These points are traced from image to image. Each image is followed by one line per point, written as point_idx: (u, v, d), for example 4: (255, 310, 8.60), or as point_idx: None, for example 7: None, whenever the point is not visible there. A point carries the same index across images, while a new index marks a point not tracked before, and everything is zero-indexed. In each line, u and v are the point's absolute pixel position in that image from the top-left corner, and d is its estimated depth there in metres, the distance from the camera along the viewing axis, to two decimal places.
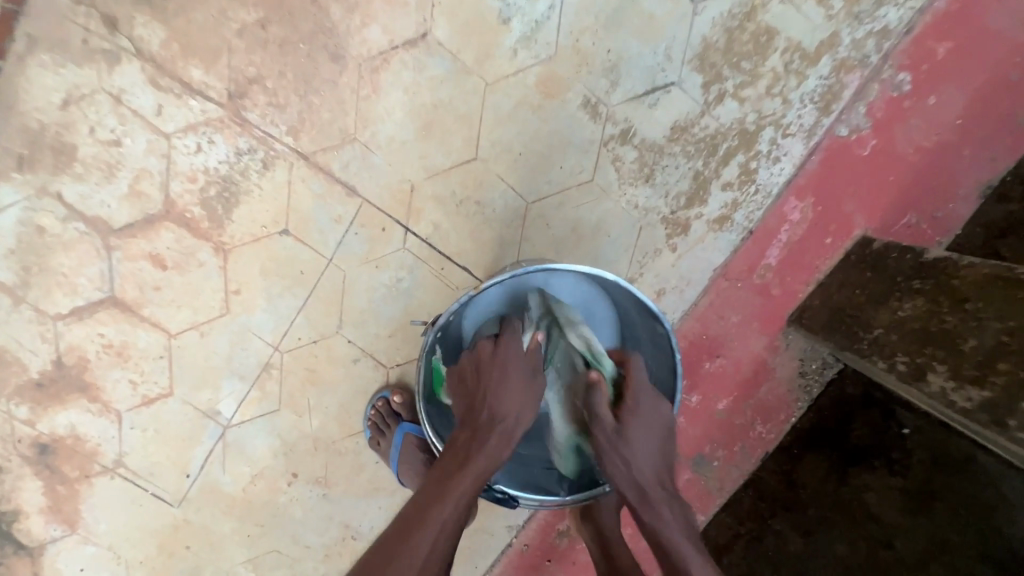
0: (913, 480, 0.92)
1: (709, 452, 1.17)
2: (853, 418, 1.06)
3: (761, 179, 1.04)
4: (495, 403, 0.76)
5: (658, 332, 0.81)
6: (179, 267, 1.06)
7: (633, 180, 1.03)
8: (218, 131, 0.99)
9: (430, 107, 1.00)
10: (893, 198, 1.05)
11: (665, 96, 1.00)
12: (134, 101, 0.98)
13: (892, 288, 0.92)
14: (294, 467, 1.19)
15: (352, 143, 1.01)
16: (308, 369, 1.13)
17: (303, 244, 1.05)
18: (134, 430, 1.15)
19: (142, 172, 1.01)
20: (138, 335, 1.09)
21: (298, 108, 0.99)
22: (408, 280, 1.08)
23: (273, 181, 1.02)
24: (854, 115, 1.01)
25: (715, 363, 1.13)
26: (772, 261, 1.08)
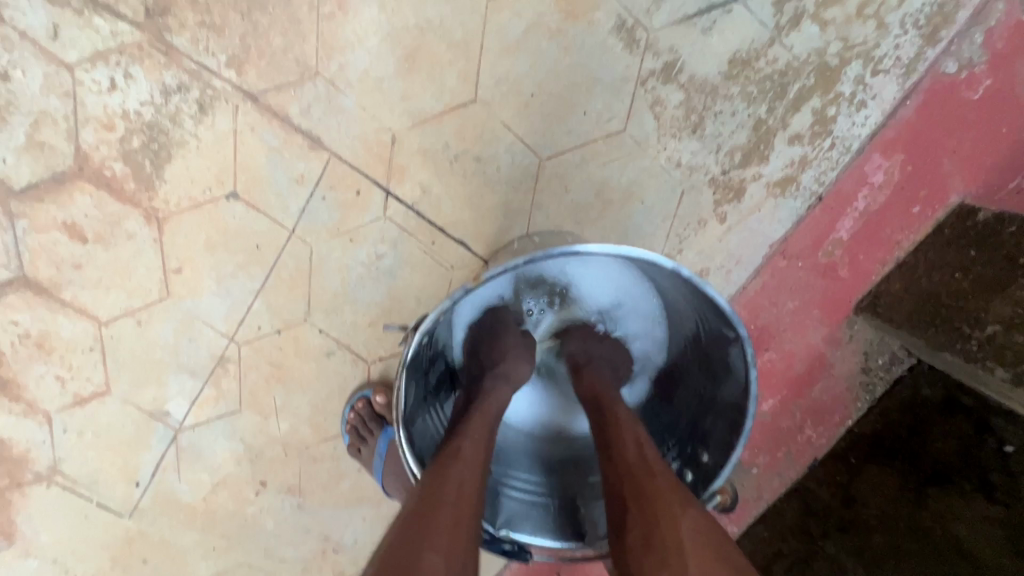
0: (1020, 511, 0.72)
1: (748, 458, 1.00)
2: (928, 428, 0.87)
3: (839, 130, 0.81)
4: (506, 369, 0.67)
5: (723, 339, 0.59)
6: (103, 239, 0.84)
7: (676, 131, 0.81)
8: (136, 62, 0.76)
9: (415, 31, 0.76)
10: (1003, 156, 0.82)
11: (724, 18, 0.76)
12: (22, 20, 0.73)
13: (1010, 271, 0.73)
14: (262, 474, 1.01)
15: (314, 79, 0.78)
16: (271, 363, 0.93)
17: (257, 211, 0.83)
18: (68, 433, 0.96)
19: (44, 116, 0.78)
20: (59, 323, 0.89)
21: (241, 30, 0.75)
22: (390, 256, 0.87)
23: (214, 129, 0.79)
24: (966, 46, 0.78)
25: (763, 358, 0.93)
26: (844, 234, 0.86)
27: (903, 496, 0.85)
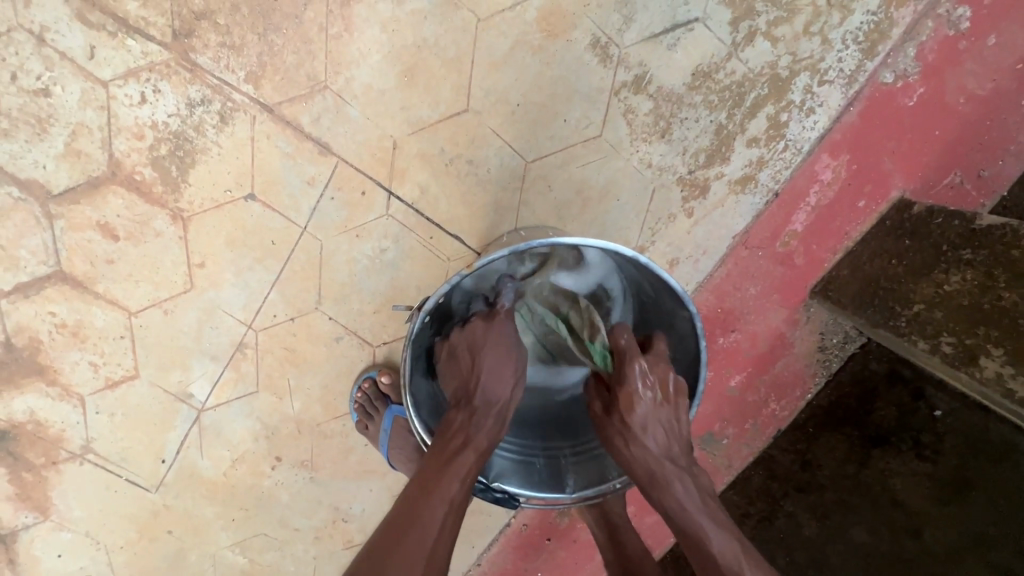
0: (943, 467, 0.88)
1: (718, 430, 1.08)
2: (874, 398, 0.98)
3: (792, 134, 0.92)
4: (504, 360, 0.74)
5: (680, 317, 0.69)
6: (133, 237, 0.94)
7: (647, 135, 0.91)
8: (164, 78, 0.85)
9: (413, 49, 0.86)
10: (936, 156, 0.93)
11: (687, 36, 0.86)
12: (61, 42, 0.82)
13: (935, 258, 0.84)
14: (278, 450, 1.11)
15: (323, 92, 0.87)
16: (286, 348, 1.03)
17: (273, 210, 0.93)
18: (100, 414, 1.06)
19: (80, 127, 0.87)
20: (93, 313, 0.98)
21: (258, 50, 0.84)
22: (393, 250, 0.96)
23: (233, 137, 0.88)
24: (900, 59, 0.89)
25: (729, 338, 1.04)
26: (798, 226, 0.97)
27: (851, 456, 0.97)
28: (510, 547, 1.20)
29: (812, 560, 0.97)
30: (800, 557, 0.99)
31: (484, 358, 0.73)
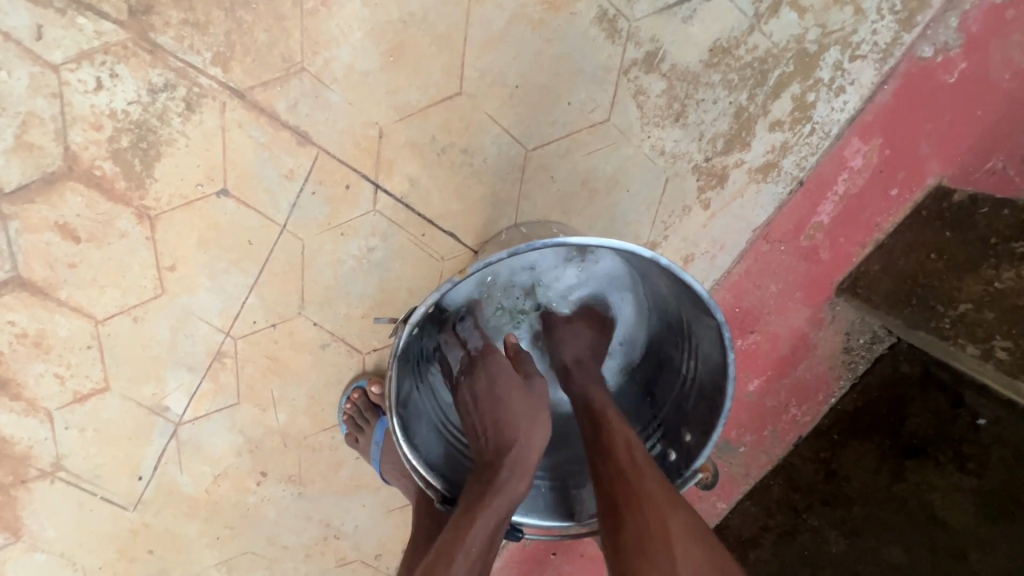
0: (990, 481, 0.77)
1: (735, 437, 1.02)
2: (907, 403, 0.90)
3: (819, 116, 0.83)
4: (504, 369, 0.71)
5: (703, 324, 0.61)
6: (96, 238, 0.85)
7: (659, 119, 0.82)
8: (122, 61, 0.76)
9: (399, 25, 0.77)
10: (978, 139, 0.84)
11: (704, 7, 0.77)
12: (5, 21, 0.74)
13: (983, 252, 0.76)
14: (263, 465, 1.04)
15: (300, 74, 0.78)
16: (268, 356, 0.95)
17: (248, 207, 0.84)
18: (69, 430, 0.98)
19: (31, 117, 0.78)
20: (56, 322, 0.90)
21: (225, 28, 0.76)
22: (382, 249, 0.88)
23: (201, 126, 0.80)
24: (941, 30, 0.80)
25: (747, 340, 0.96)
26: (824, 217, 0.89)
27: (882, 468, 0.89)
28: (513, 563, 1.13)
29: None
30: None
31: (501, 362, 0.68)
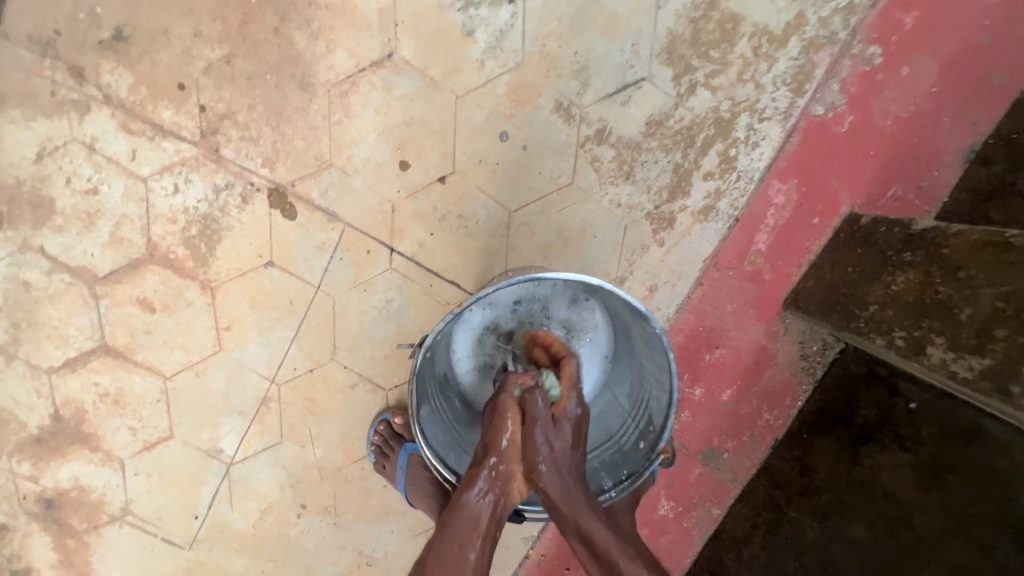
0: (925, 455, 0.91)
1: (718, 444, 1.17)
2: (858, 399, 1.05)
3: (741, 165, 1.03)
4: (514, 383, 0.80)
5: (650, 333, 0.77)
6: (168, 308, 1.05)
7: (614, 179, 1.03)
8: (194, 170, 0.99)
9: (403, 126, 1.00)
10: (877, 174, 1.04)
11: (636, 92, 0.99)
12: (108, 148, 0.98)
13: (884, 263, 0.91)
14: (303, 498, 1.18)
15: (329, 168, 1.01)
16: (306, 399, 1.12)
17: (290, 274, 1.05)
18: (138, 476, 1.15)
19: (123, 218, 1.01)
20: (133, 381, 1.09)
21: (272, 140, 0.99)
22: (398, 300, 1.07)
23: (253, 213, 1.02)
24: (828, 93, 1.01)
25: (715, 355, 1.12)
26: (761, 246, 1.07)
27: (844, 458, 1.01)
28: None
29: (821, 562, 0.98)
30: (808, 561, 1.00)
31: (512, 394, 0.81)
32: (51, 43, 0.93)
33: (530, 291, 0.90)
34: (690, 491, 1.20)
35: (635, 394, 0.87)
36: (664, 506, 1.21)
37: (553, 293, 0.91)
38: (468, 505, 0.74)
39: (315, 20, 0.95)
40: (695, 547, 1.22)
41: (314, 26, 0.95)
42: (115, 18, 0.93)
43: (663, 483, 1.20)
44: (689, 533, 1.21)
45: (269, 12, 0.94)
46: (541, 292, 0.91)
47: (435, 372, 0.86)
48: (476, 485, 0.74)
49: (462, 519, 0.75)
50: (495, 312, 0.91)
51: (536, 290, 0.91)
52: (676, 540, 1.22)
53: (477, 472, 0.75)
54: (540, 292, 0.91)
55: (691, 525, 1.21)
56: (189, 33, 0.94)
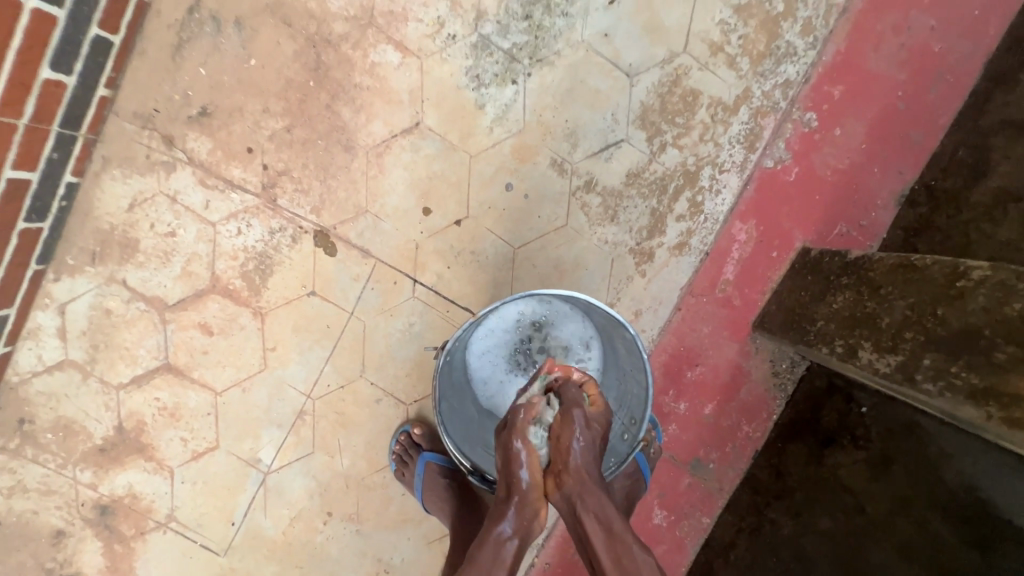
0: (874, 449, 1.08)
1: (704, 455, 1.29)
2: (822, 408, 1.19)
3: (708, 209, 1.23)
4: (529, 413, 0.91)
5: (629, 340, 0.95)
6: (224, 332, 1.24)
7: (601, 221, 1.23)
8: (255, 216, 1.21)
9: (427, 180, 1.21)
10: (824, 215, 1.23)
11: (617, 151, 1.21)
12: (186, 199, 1.20)
13: (827, 286, 1.08)
14: (329, 506, 1.31)
15: (365, 214, 1.22)
16: (337, 412, 1.27)
17: (328, 302, 1.24)
18: (184, 484, 1.29)
19: (193, 256, 1.21)
20: (188, 396, 1.26)
21: (319, 192, 1.21)
22: (419, 323, 1.25)
23: (301, 251, 1.22)
24: (775, 150, 1.22)
25: (696, 372, 1.28)
26: (730, 276, 1.25)
27: (812, 460, 1.16)
28: None
29: (795, 555, 1.12)
30: (784, 554, 1.14)
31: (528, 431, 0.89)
32: (148, 117, 1.17)
33: (533, 311, 1.09)
34: (682, 500, 1.30)
35: (620, 394, 1.05)
36: (657, 515, 1.31)
37: (552, 313, 1.09)
38: (495, 536, 0.85)
39: (359, 97, 1.18)
40: (688, 556, 1.31)
41: (357, 102, 1.19)
42: (200, 98, 1.17)
43: (656, 493, 1.30)
44: (681, 542, 1.31)
45: (322, 92, 1.18)
46: (543, 313, 1.09)
47: (455, 376, 1.03)
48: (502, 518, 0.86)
49: (491, 550, 0.84)
50: (503, 329, 1.09)
51: (538, 311, 1.09)
52: (671, 549, 1.31)
53: (503, 506, 0.87)
54: (542, 313, 1.09)
55: (683, 534, 1.30)
56: (258, 109, 1.18)
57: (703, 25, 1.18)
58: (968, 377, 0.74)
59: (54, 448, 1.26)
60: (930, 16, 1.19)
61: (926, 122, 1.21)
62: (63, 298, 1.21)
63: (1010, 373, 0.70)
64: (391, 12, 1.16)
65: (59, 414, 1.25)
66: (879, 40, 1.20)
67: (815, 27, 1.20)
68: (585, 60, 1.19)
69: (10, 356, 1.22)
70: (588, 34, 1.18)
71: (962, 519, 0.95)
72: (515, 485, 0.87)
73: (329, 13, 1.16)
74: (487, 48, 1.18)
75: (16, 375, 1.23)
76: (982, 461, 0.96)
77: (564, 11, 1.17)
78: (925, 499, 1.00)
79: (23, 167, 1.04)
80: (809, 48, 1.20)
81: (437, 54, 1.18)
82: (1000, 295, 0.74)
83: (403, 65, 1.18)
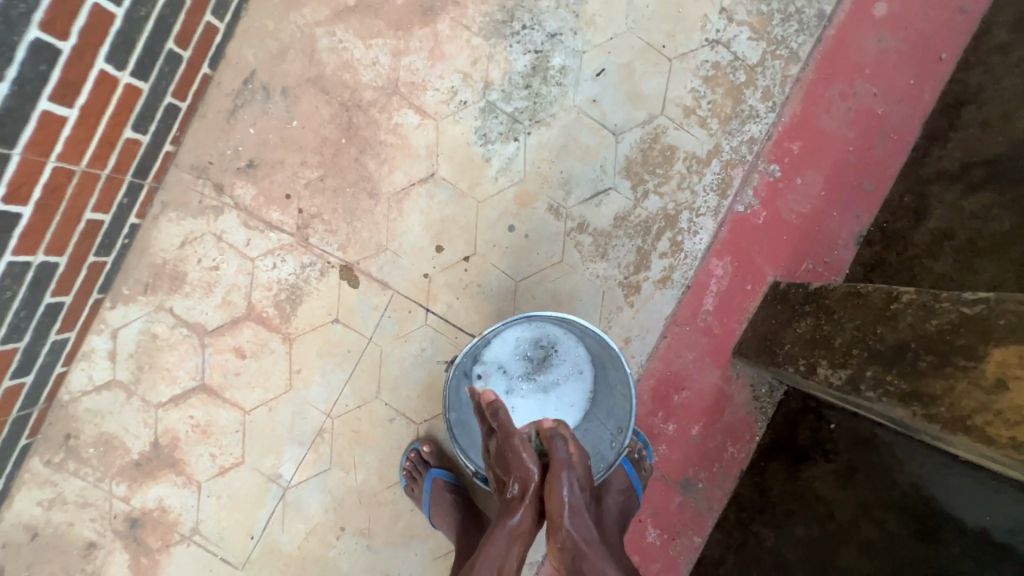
0: (842, 461, 1.24)
1: (693, 475, 1.38)
2: (797, 427, 1.32)
3: (687, 248, 1.40)
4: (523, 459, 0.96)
5: (615, 358, 1.09)
6: (256, 355, 1.38)
7: (593, 258, 1.39)
8: (289, 253, 1.38)
9: (440, 222, 1.39)
10: (791, 253, 1.39)
11: (606, 197, 1.39)
12: (230, 237, 1.37)
13: (793, 314, 1.22)
14: (343, 521, 1.40)
15: (385, 251, 1.39)
16: (353, 431, 1.39)
17: (349, 328, 1.38)
18: (209, 497, 1.39)
19: (233, 287, 1.37)
20: (220, 414, 1.38)
21: (346, 232, 1.38)
22: (430, 348, 1.39)
23: (327, 283, 1.38)
24: (745, 196, 1.40)
25: (682, 395, 1.39)
26: (709, 307, 1.39)
27: (789, 476, 1.29)
28: None
29: (776, 564, 1.25)
30: (766, 563, 1.27)
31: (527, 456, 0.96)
32: (204, 168, 1.36)
33: (531, 335, 1.22)
34: (674, 519, 1.38)
35: (608, 407, 1.19)
36: (651, 534, 1.39)
37: (547, 337, 1.23)
38: (507, 528, 0.93)
39: (383, 152, 1.38)
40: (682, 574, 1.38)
41: (382, 157, 1.38)
42: (249, 153, 1.37)
43: (649, 512, 1.39)
44: (675, 561, 1.38)
45: (352, 148, 1.38)
46: (539, 337, 1.23)
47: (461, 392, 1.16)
48: (515, 511, 0.94)
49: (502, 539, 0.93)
50: (504, 350, 1.22)
51: (535, 335, 1.22)
52: (665, 568, 1.38)
53: (515, 500, 0.95)
54: (539, 336, 1.22)
55: (676, 553, 1.38)
56: (296, 162, 1.38)
57: (678, 91, 1.38)
58: (898, 384, 0.85)
59: (94, 462, 1.38)
60: (872, 84, 1.38)
61: (876, 173, 1.38)
62: (117, 323, 1.37)
63: (929, 377, 0.80)
64: (412, 82, 1.37)
65: (102, 430, 1.38)
66: (829, 104, 1.39)
67: (774, 94, 1.39)
68: (577, 121, 1.38)
69: (64, 376, 1.36)
70: (579, 100, 1.38)
71: (915, 515, 1.14)
72: (529, 477, 0.95)
73: (360, 83, 1.37)
74: (493, 112, 1.38)
75: (67, 394, 1.37)
76: (926, 464, 1.15)
77: (559, 81, 1.38)
78: (884, 501, 1.18)
79: (100, 210, 1.21)
80: (769, 111, 1.40)
81: (451, 116, 1.38)
82: (922, 313, 0.86)
83: (422, 125, 1.38)
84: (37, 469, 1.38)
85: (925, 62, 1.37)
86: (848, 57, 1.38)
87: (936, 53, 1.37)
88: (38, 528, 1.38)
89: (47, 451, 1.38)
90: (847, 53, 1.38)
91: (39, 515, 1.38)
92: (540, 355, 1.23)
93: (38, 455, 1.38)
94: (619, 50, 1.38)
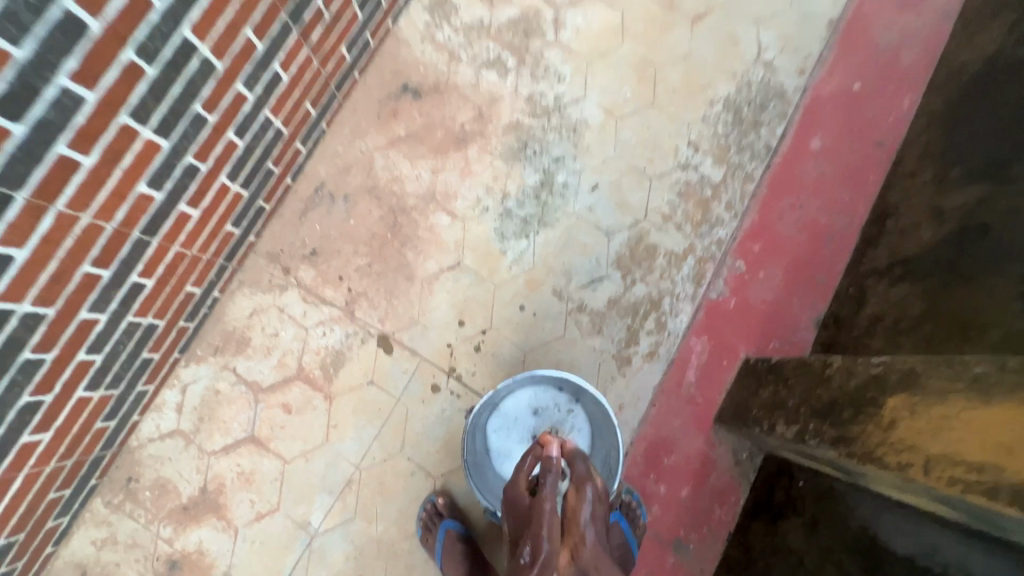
0: (806, 512, 1.31)
1: (684, 535, 1.53)
2: (774, 488, 1.45)
3: (670, 327, 1.65)
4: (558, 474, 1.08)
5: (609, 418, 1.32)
6: (300, 411, 1.61)
7: (590, 334, 1.65)
8: (337, 324, 1.66)
9: (463, 301, 1.68)
10: (759, 333, 1.64)
11: (601, 284, 1.68)
12: (290, 310, 1.67)
13: (758, 383, 1.44)
14: (362, 570, 1.53)
15: (416, 324, 1.66)
16: (378, 482, 1.57)
17: (382, 389, 1.62)
18: (244, 542, 1.55)
19: (288, 351, 1.64)
20: (263, 463, 1.58)
21: (385, 307, 1.67)
22: (449, 409, 1.61)
23: (366, 350, 1.64)
24: (717, 286, 1.68)
25: (672, 459, 1.57)
26: (692, 378, 1.62)
27: (767, 532, 1.39)
28: None
29: None
30: None
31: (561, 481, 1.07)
32: (276, 255, 1.70)
33: (538, 395, 1.45)
34: None
35: (603, 460, 1.41)
36: None
37: (553, 398, 1.45)
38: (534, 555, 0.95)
39: (420, 244, 1.71)
40: None
41: (419, 248, 1.71)
42: (313, 243, 1.71)
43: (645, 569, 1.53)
44: None
45: (395, 241, 1.71)
46: (546, 397, 1.45)
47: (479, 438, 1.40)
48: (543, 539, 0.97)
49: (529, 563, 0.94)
50: (516, 407, 1.45)
51: (542, 395, 1.45)
52: None
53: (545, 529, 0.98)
54: (546, 397, 1.45)
55: None
56: (350, 251, 1.71)
57: (658, 202, 1.73)
58: (829, 431, 1.06)
59: (148, 505, 1.56)
60: (814, 200, 1.72)
61: (826, 269, 1.67)
62: (187, 380, 1.63)
63: (851, 424, 1.01)
64: (446, 192, 1.74)
65: (159, 475, 1.58)
66: (781, 214, 1.72)
67: (735, 205, 1.73)
68: (576, 224, 1.72)
69: (136, 425, 1.59)
70: (578, 208, 1.73)
71: (862, 552, 1.15)
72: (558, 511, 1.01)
73: (405, 192, 1.74)
74: (509, 215, 1.73)
75: (135, 440, 1.59)
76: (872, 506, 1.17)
77: (562, 193, 1.74)
78: (842, 545, 1.19)
79: (196, 284, 1.52)
80: (733, 218, 1.72)
81: (476, 218, 1.73)
82: (845, 375, 1.08)
83: (452, 224, 1.73)
84: (97, 509, 1.56)
85: (855, 184, 1.72)
86: (793, 178, 1.74)
87: (863, 177, 1.72)
88: (89, 566, 1.54)
89: (109, 493, 1.57)
90: (792, 176, 1.74)
91: (92, 553, 1.55)
92: (548, 412, 1.46)
93: (101, 496, 1.57)
94: (609, 171, 1.75)
